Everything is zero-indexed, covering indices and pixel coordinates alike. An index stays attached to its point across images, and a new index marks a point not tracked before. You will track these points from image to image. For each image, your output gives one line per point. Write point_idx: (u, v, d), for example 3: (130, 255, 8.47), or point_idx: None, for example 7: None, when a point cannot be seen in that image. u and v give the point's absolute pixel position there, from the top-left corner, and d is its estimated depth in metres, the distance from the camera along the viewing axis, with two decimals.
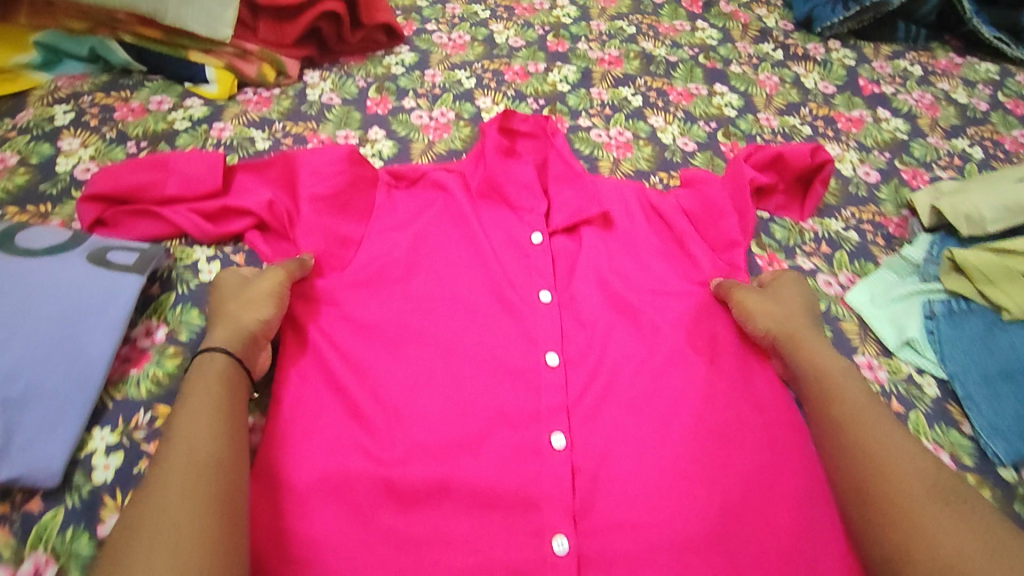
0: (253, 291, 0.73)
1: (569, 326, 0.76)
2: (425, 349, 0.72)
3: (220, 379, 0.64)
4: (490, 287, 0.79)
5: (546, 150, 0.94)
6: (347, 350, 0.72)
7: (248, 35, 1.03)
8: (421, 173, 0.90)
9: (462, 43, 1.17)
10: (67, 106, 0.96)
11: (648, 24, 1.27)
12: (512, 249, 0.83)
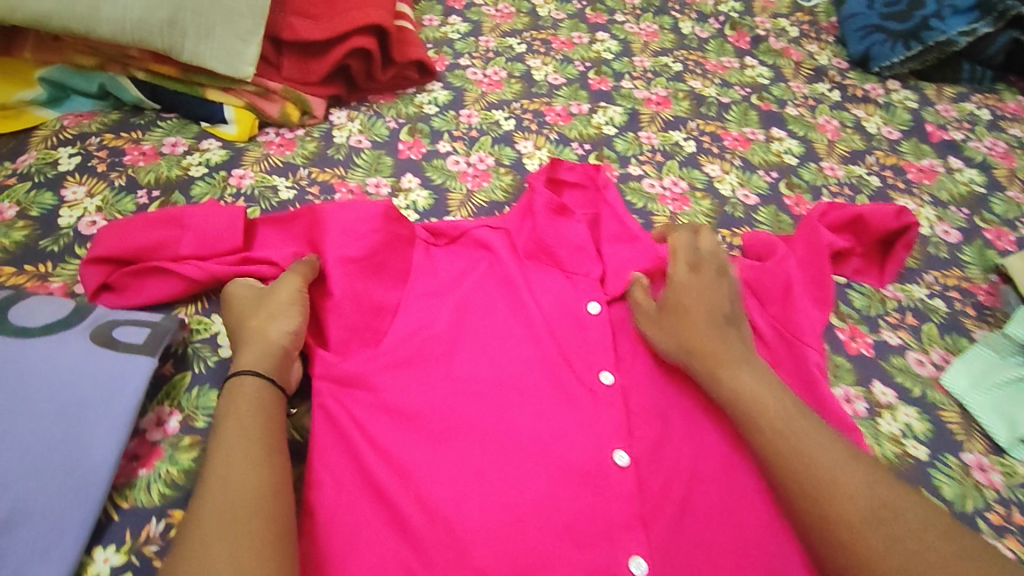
0: (273, 301, 0.69)
1: (634, 420, 0.69)
2: (474, 448, 0.65)
3: (251, 426, 0.59)
4: (545, 367, 0.72)
5: (597, 200, 0.86)
6: (388, 448, 0.64)
7: (271, 73, 0.95)
8: (462, 232, 0.81)
9: (499, 80, 1.09)
10: (73, 149, 0.88)
11: (694, 61, 1.19)
12: (566, 320, 0.75)
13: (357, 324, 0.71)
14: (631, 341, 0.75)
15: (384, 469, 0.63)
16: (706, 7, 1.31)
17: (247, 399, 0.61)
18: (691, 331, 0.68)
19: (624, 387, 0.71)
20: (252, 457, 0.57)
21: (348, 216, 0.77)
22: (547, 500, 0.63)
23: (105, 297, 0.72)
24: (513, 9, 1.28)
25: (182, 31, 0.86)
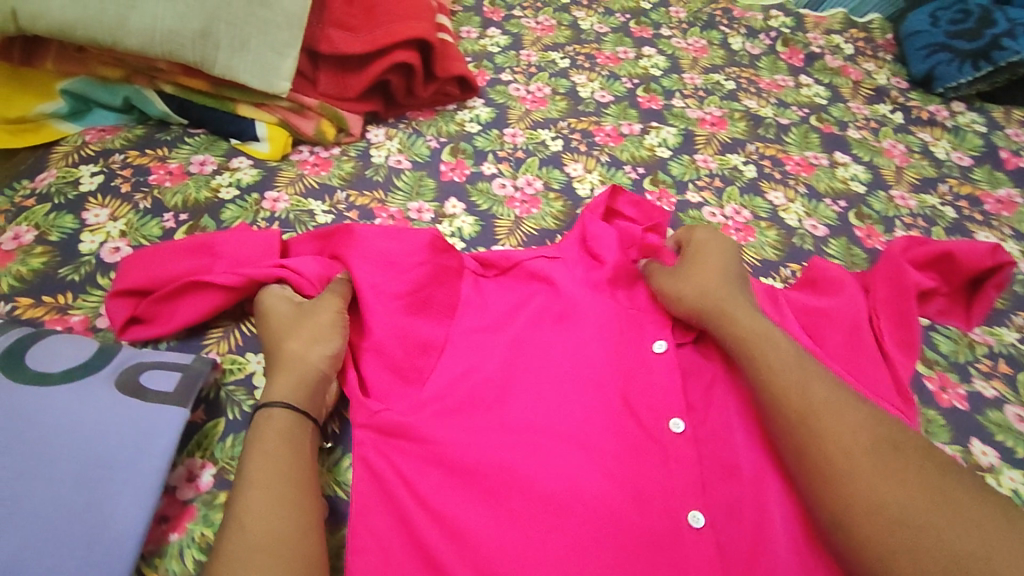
0: (314, 325, 0.63)
1: (709, 473, 0.61)
2: (533, 505, 0.58)
3: (284, 460, 0.54)
4: (611, 410, 0.64)
5: (656, 236, 0.81)
6: (440, 504, 0.58)
7: (308, 88, 0.89)
8: (516, 262, 0.75)
9: (543, 96, 1.03)
10: (95, 167, 0.82)
11: (748, 78, 1.13)
12: (633, 359, 0.68)
13: (400, 367, 0.65)
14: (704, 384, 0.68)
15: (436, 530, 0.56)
16: (755, 22, 1.25)
17: (277, 434, 0.56)
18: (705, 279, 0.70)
19: (696, 435, 0.63)
20: (282, 498, 0.51)
21: (383, 247, 0.70)
22: (619, 565, 0.55)
23: (137, 329, 0.65)
24: (554, 21, 1.22)
25: (214, 42, 0.80)
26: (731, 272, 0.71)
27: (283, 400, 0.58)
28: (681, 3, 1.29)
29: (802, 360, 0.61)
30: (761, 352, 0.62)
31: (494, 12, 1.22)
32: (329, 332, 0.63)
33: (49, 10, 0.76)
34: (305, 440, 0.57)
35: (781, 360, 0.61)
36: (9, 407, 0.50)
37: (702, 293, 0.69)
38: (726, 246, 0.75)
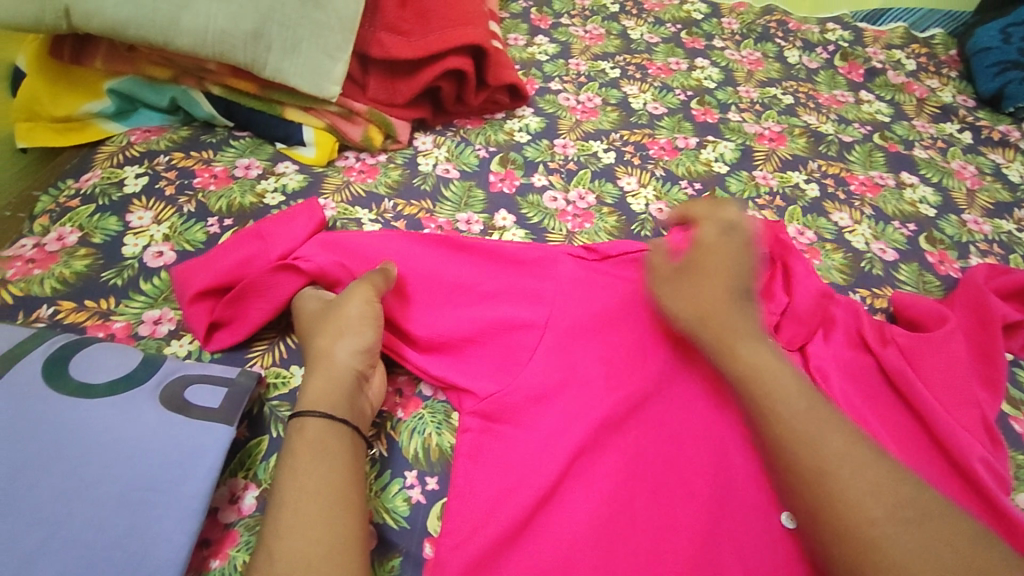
0: (339, 319, 0.59)
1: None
2: (624, 486, 0.56)
3: (320, 464, 0.50)
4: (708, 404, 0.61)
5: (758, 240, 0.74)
6: (527, 482, 0.56)
7: (357, 94, 0.86)
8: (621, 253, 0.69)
9: (593, 107, 1.00)
10: (139, 168, 0.80)
11: (806, 93, 1.08)
12: None
13: (475, 354, 0.63)
14: (816, 383, 0.64)
15: (522, 504, 0.54)
16: (811, 35, 1.21)
17: (310, 436, 0.52)
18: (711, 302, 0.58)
19: None
20: (322, 507, 0.47)
21: (463, 239, 0.69)
22: (706, 555, 0.53)
23: (219, 336, 0.63)
24: (603, 30, 1.19)
25: (266, 44, 0.78)
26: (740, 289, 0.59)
27: (314, 407, 0.53)
28: (734, 14, 1.26)
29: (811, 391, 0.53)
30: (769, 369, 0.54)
31: (542, 19, 1.20)
32: (357, 326, 0.59)
33: (103, 9, 0.75)
34: (342, 440, 0.52)
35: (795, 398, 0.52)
36: (48, 421, 0.47)
37: (703, 303, 0.59)
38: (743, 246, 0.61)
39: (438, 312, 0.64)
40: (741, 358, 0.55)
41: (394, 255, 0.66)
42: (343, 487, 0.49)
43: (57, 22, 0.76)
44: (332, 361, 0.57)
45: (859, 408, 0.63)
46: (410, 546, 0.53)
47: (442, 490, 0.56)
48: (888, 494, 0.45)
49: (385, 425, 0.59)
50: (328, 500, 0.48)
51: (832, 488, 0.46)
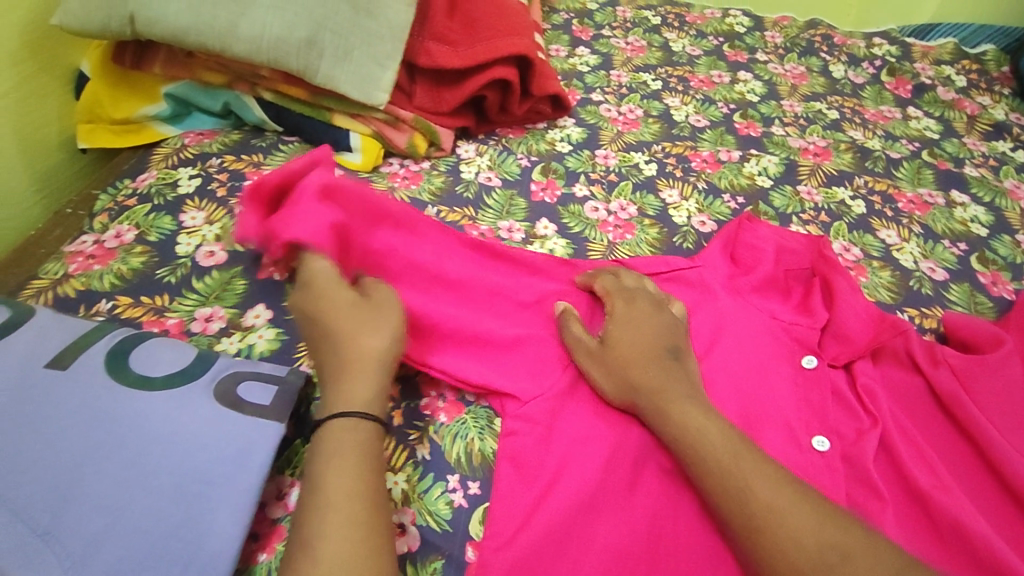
0: (378, 317, 0.57)
1: (855, 492, 0.57)
2: (667, 499, 0.55)
3: (351, 465, 0.49)
4: (748, 422, 0.61)
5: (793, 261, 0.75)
6: (567, 491, 0.55)
7: (403, 101, 0.87)
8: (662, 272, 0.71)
9: (635, 118, 1.00)
10: (193, 170, 0.83)
11: (851, 108, 1.07)
12: (775, 373, 0.64)
13: (506, 357, 0.63)
14: (863, 402, 0.63)
15: (562, 512, 0.54)
16: (857, 49, 1.20)
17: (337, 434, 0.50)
18: (637, 364, 0.59)
19: (846, 452, 0.59)
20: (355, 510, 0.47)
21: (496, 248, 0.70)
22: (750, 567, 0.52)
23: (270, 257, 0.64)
24: (645, 42, 1.19)
25: (319, 52, 0.79)
26: (663, 347, 0.61)
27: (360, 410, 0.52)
28: (777, 27, 1.25)
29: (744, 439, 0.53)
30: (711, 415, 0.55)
31: (583, 31, 1.20)
32: (396, 329, 0.57)
33: (165, 16, 0.78)
34: (368, 436, 0.51)
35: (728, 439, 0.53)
36: (111, 409, 0.48)
37: (630, 362, 0.60)
38: (652, 308, 0.64)
39: (463, 312, 0.65)
40: (674, 421, 0.55)
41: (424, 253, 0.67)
42: (372, 490, 0.48)
43: (122, 28, 0.79)
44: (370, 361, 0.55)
45: (907, 427, 0.61)
46: (452, 549, 0.53)
47: (484, 495, 0.56)
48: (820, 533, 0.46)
49: (428, 429, 0.60)
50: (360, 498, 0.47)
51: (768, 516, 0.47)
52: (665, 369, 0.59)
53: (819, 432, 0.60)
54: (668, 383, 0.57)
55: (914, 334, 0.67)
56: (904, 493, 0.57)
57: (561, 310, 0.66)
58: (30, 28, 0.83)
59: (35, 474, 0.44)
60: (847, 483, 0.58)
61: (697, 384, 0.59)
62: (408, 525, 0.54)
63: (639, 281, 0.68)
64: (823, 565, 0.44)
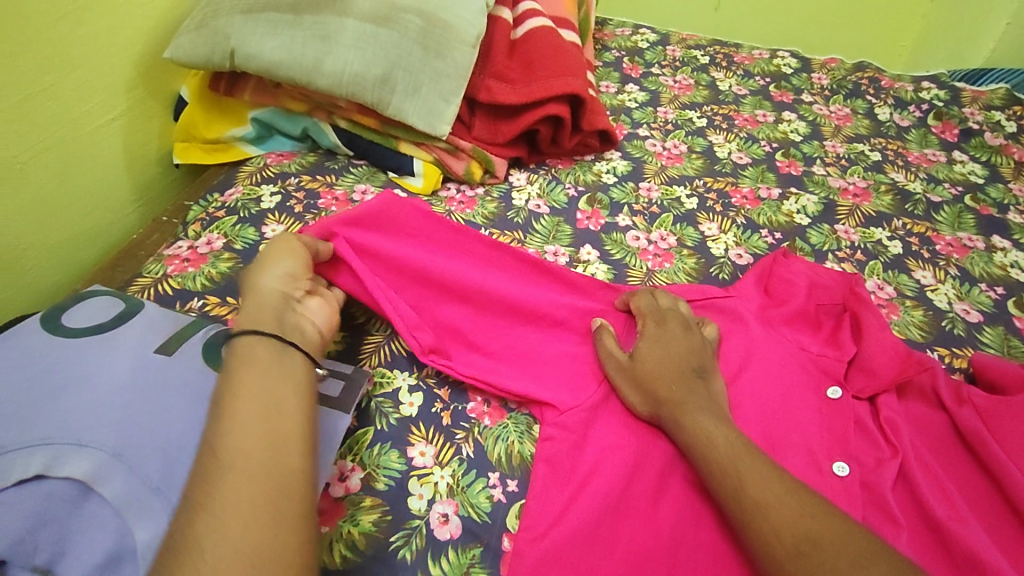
0: (260, 260, 0.64)
1: (871, 517, 0.60)
2: (690, 512, 0.60)
3: (265, 373, 0.53)
4: (772, 446, 0.65)
5: (826, 295, 0.80)
6: (596, 493, 0.60)
7: (463, 132, 0.95)
8: (702, 301, 0.77)
9: (679, 153, 1.06)
10: (274, 187, 0.92)
11: (894, 150, 1.09)
12: (800, 402, 0.68)
13: (545, 370, 0.70)
14: (886, 434, 0.65)
15: (590, 512, 0.59)
16: (904, 93, 1.22)
17: (241, 349, 0.54)
18: (662, 380, 0.65)
19: (864, 479, 0.62)
20: (259, 411, 0.49)
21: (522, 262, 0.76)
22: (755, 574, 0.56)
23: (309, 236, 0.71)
24: (692, 80, 1.25)
25: (391, 87, 0.88)
26: (689, 368, 0.66)
27: (243, 326, 0.56)
28: (824, 69, 1.29)
29: (757, 454, 0.58)
30: (720, 423, 0.61)
31: (634, 68, 1.27)
32: (271, 262, 0.63)
33: (259, 53, 0.88)
34: (272, 350, 0.55)
35: (732, 448, 0.59)
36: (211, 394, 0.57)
37: (655, 379, 0.66)
38: (682, 332, 0.70)
39: (513, 332, 0.73)
40: (688, 429, 0.61)
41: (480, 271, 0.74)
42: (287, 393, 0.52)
43: (222, 62, 0.90)
44: (263, 290, 0.61)
45: (928, 460, 0.64)
46: (490, 538, 0.59)
47: (521, 492, 0.62)
48: (806, 526, 0.52)
49: (473, 430, 0.66)
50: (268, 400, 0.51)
51: (763, 514, 0.53)
52: (688, 386, 0.65)
53: (839, 458, 0.64)
54: (687, 399, 0.63)
55: (941, 371, 0.70)
56: (921, 524, 0.60)
57: (598, 328, 0.73)
58: (142, 59, 0.95)
59: (147, 440, 0.52)
60: (865, 509, 0.60)
61: (718, 401, 0.65)
62: (451, 515, 0.60)
63: (674, 302, 0.74)
64: (799, 555, 0.50)
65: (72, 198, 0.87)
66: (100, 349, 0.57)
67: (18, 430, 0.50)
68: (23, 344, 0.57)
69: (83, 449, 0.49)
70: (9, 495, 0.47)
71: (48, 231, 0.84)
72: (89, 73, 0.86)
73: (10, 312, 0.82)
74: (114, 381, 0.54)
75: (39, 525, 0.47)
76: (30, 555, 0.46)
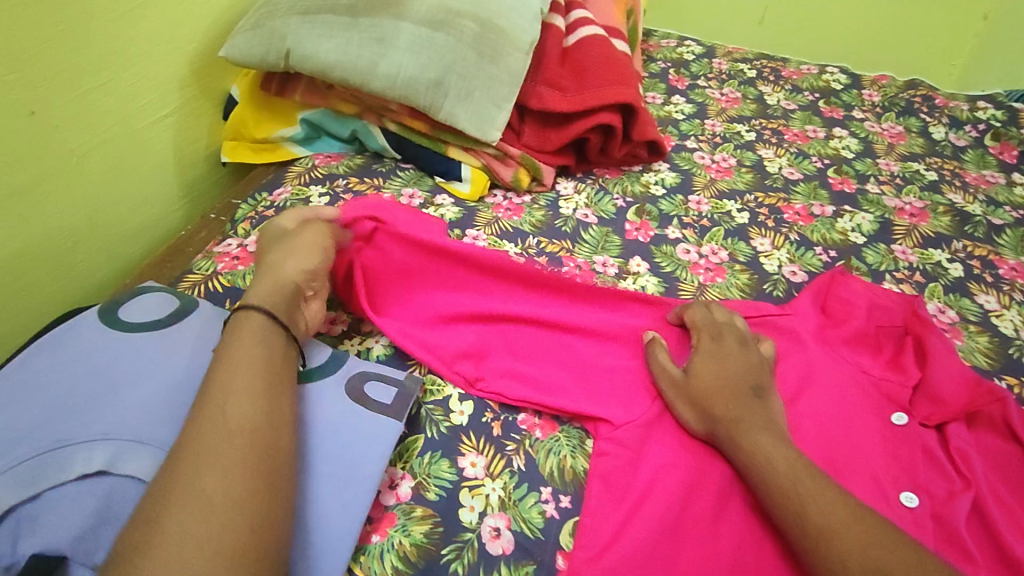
0: (293, 240, 0.67)
1: (944, 551, 0.57)
2: (751, 538, 0.58)
3: (262, 346, 0.55)
4: (839, 471, 0.62)
5: (887, 316, 0.77)
6: (652, 514, 0.58)
7: (512, 139, 0.95)
8: (759, 317, 0.75)
9: (728, 167, 1.04)
10: (322, 188, 0.92)
11: (951, 170, 1.07)
12: (867, 427, 0.66)
13: (597, 383, 0.68)
14: (958, 465, 0.63)
15: (645, 534, 0.57)
16: (960, 112, 1.19)
17: (254, 324, 0.56)
18: (718, 398, 0.63)
19: (936, 511, 0.60)
20: (259, 387, 0.51)
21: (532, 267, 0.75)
22: None
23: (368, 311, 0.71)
24: (739, 94, 1.23)
25: (444, 91, 0.87)
26: (748, 387, 0.64)
27: (259, 302, 0.59)
28: (875, 86, 1.26)
29: (820, 476, 0.56)
30: (778, 444, 0.59)
31: (679, 80, 1.26)
32: (308, 249, 0.66)
33: (314, 54, 0.88)
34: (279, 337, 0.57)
35: (793, 469, 0.56)
36: None
37: (711, 399, 0.63)
38: (739, 349, 0.68)
39: (564, 348, 0.71)
40: (745, 449, 0.59)
41: (526, 307, 0.73)
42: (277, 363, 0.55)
43: (277, 61, 0.90)
44: (280, 273, 0.63)
45: (1002, 493, 0.61)
46: (543, 556, 0.57)
47: (574, 509, 0.60)
48: (872, 556, 0.49)
49: (524, 442, 0.64)
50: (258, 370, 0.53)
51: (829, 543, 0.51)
52: (747, 405, 0.62)
53: (908, 488, 0.61)
54: (745, 416, 0.61)
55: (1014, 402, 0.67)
56: (999, 562, 0.57)
57: (652, 343, 0.71)
58: (197, 57, 0.95)
59: None
60: (936, 542, 0.58)
61: (778, 421, 0.62)
62: (503, 530, 0.58)
63: (731, 316, 0.72)
64: None
65: (123, 191, 0.88)
66: (158, 345, 0.58)
67: (82, 423, 0.50)
68: (80, 338, 0.57)
69: (142, 446, 0.50)
70: (72, 489, 0.47)
71: (97, 225, 0.85)
72: (146, 68, 0.87)
73: (57, 305, 0.82)
74: (172, 379, 0.55)
75: (103, 521, 0.46)
76: (91, 553, 0.45)
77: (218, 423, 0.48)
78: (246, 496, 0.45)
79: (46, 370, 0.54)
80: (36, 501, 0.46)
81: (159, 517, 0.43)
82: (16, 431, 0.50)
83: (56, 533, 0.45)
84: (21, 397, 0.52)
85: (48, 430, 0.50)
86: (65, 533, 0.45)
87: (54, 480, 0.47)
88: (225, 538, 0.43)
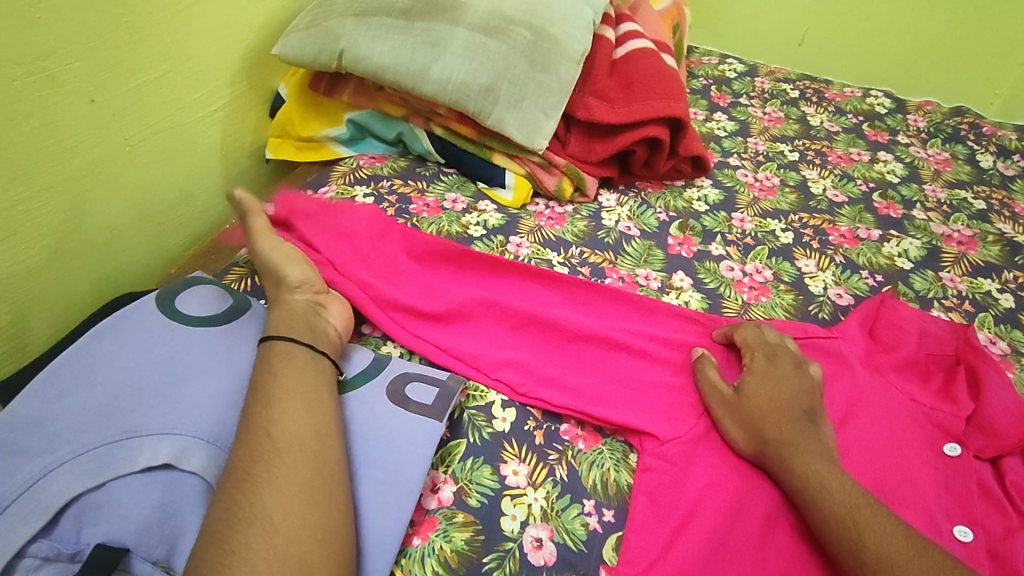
0: (270, 267, 0.69)
1: None
2: (800, 564, 0.57)
3: (302, 367, 0.57)
4: (895, 500, 0.61)
5: (937, 342, 0.76)
6: (700, 533, 0.57)
7: (558, 147, 0.94)
8: (810, 338, 0.74)
9: (771, 186, 1.03)
10: (367, 189, 0.93)
11: (1000, 200, 1.05)
12: (923, 455, 0.65)
13: (644, 398, 0.67)
14: (1014, 498, 0.63)
15: (693, 553, 0.56)
16: (1008, 141, 1.18)
17: (281, 350, 0.58)
18: (771, 422, 0.62)
19: (993, 545, 0.59)
20: (308, 408, 0.54)
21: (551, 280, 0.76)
22: None
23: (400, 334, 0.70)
24: (782, 113, 1.22)
25: (495, 97, 0.87)
26: (800, 410, 0.63)
27: (279, 333, 0.60)
28: (921, 111, 1.25)
29: (876, 505, 0.55)
30: (831, 469, 0.58)
31: (721, 97, 1.25)
32: (289, 265, 0.68)
33: (367, 55, 0.89)
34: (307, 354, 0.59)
35: (847, 497, 0.55)
36: None
37: (760, 422, 0.62)
38: (791, 371, 0.66)
39: (609, 359, 0.70)
40: (797, 472, 0.58)
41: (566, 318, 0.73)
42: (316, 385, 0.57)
43: (330, 61, 0.91)
44: (290, 301, 0.65)
45: None
46: (586, 569, 0.56)
47: (618, 523, 0.59)
48: None
49: (567, 453, 0.64)
50: (303, 394, 0.55)
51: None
52: (799, 429, 0.61)
53: (964, 520, 0.61)
54: (797, 439, 0.60)
55: None
56: None
57: (701, 359, 0.70)
58: (249, 54, 0.97)
59: None
60: None
61: (831, 446, 0.61)
62: (545, 540, 0.57)
63: (782, 337, 0.71)
64: None
65: (171, 182, 0.89)
66: (217, 344, 0.61)
67: (146, 417, 0.53)
68: (143, 330, 0.60)
69: (210, 446, 0.53)
70: (135, 481, 0.50)
71: (144, 215, 0.86)
72: (201, 63, 0.88)
73: (103, 292, 0.83)
74: (235, 385, 0.58)
75: (164, 515, 0.50)
76: (152, 547, 0.48)
77: (282, 443, 0.51)
78: (308, 510, 0.48)
79: (111, 361, 0.57)
80: (101, 490, 0.50)
81: (239, 531, 0.46)
82: (83, 419, 0.53)
83: (120, 524, 0.48)
84: (87, 385, 0.55)
85: (118, 421, 0.53)
86: (128, 525, 0.49)
87: (121, 470, 0.50)
88: (298, 548, 0.46)
